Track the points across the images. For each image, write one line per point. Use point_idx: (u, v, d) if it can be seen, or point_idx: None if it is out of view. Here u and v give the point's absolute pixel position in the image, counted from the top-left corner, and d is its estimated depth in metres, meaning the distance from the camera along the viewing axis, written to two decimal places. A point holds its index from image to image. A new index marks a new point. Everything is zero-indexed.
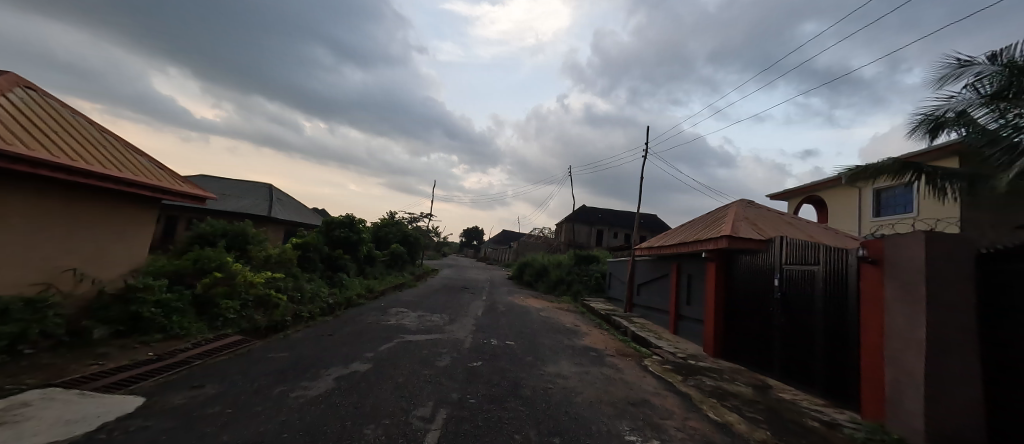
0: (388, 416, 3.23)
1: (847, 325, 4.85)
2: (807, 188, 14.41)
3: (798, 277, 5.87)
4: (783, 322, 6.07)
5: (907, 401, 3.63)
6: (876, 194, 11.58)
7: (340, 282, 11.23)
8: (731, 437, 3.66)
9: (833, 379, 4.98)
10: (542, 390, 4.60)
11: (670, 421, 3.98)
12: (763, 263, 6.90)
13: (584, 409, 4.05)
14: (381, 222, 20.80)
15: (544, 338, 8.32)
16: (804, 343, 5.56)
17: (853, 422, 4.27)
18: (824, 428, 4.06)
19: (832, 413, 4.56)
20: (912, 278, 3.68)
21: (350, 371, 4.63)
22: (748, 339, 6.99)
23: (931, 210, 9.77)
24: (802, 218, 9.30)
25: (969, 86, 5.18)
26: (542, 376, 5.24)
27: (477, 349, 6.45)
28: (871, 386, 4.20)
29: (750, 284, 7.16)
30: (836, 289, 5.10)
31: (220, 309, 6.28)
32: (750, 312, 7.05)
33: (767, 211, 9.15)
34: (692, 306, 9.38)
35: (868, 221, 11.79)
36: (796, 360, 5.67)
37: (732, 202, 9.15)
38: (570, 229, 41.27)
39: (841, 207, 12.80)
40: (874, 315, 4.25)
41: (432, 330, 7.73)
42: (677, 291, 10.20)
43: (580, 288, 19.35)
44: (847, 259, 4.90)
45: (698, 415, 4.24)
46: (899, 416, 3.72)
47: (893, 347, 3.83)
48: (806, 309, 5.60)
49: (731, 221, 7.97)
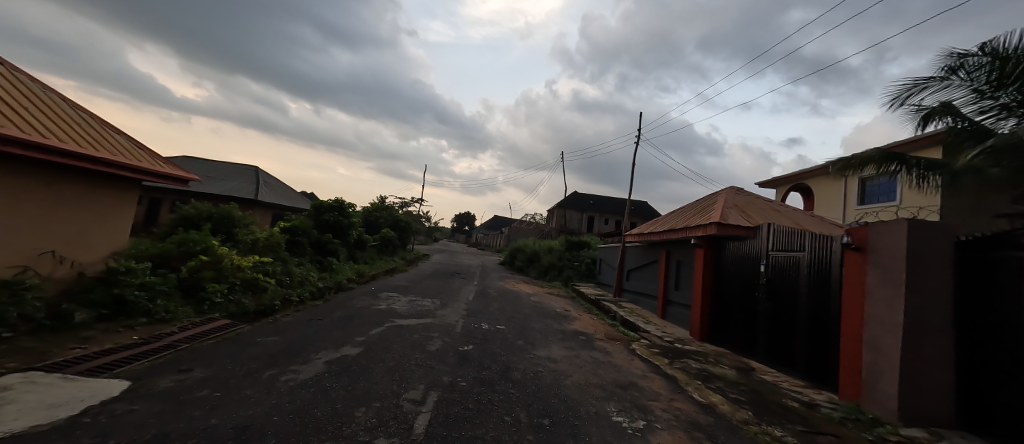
0: (380, 399, 3.25)
1: (829, 311, 4.99)
2: (795, 177, 14.61)
3: (783, 264, 5.99)
4: (768, 306, 6.22)
5: (883, 382, 3.77)
6: (862, 183, 11.80)
7: (330, 267, 11.14)
8: (714, 417, 3.78)
9: (814, 361, 5.15)
10: (533, 373, 4.67)
11: (658, 402, 4.08)
12: (750, 249, 7.01)
13: (574, 391, 4.13)
14: (373, 205, 21.00)
15: (535, 322, 8.45)
16: (787, 328, 5.72)
17: (831, 402, 4.43)
18: (804, 408, 4.22)
19: (810, 393, 4.73)
20: (892, 264, 3.78)
21: (341, 354, 4.64)
22: (733, 325, 7.17)
23: (913, 198, 10.04)
24: (789, 206, 9.44)
25: (954, 74, 5.25)
26: (533, 360, 5.32)
27: (469, 333, 6.48)
28: (849, 368, 4.36)
29: (738, 271, 7.29)
30: (820, 275, 5.23)
31: (207, 293, 6.18)
32: (736, 297, 7.21)
33: (756, 198, 9.26)
34: (680, 292, 9.55)
35: (852, 209, 12.05)
36: (781, 343, 5.83)
37: (721, 190, 9.30)
38: (561, 217, 41.36)
39: (827, 196, 13.06)
40: (855, 300, 4.38)
41: (424, 314, 7.75)
42: (666, 277, 10.37)
43: (571, 274, 19.55)
44: (832, 248, 5.01)
45: (683, 397, 4.36)
46: (874, 397, 3.88)
47: (873, 331, 3.95)
48: (791, 294, 5.76)
49: (721, 208, 8.08)
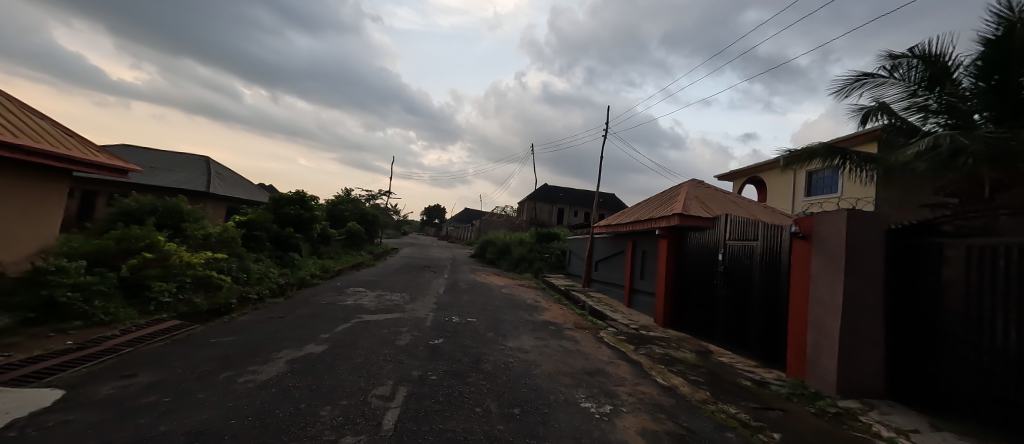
0: (346, 397, 3.17)
1: (779, 295, 5.34)
2: (750, 170, 15.44)
3: (739, 252, 6.33)
4: (725, 292, 6.56)
5: (825, 359, 4.09)
6: (808, 176, 12.64)
7: (291, 262, 10.68)
8: (675, 399, 3.97)
9: (765, 343, 5.51)
10: (504, 364, 4.71)
11: (623, 387, 4.23)
12: (709, 239, 7.36)
13: (544, 380, 4.20)
14: (338, 198, 20.28)
15: (506, 314, 8.50)
16: (742, 312, 6.07)
17: (779, 379, 4.77)
18: (756, 386, 4.51)
19: (762, 372, 5.07)
20: (834, 251, 4.09)
21: (304, 352, 4.48)
22: (694, 311, 7.53)
23: (853, 190, 10.87)
24: (745, 198, 9.96)
25: (893, 75, 5.68)
26: (504, 351, 5.36)
27: (439, 327, 6.43)
28: (795, 347, 4.69)
29: (698, 259, 7.63)
30: (771, 262, 5.57)
31: (152, 293, 5.76)
32: (696, 285, 7.56)
33: (715, 191, 9.70)
34: (645, 281, 9.90)
35: (800, 200, 12.90)
36: (736, 326, 6.19)
37: (684, 182, 9.67)
38: (531, 209, 41.65)
39: (779, 188, 13.91)
40: (801, 284, 4.70)
41: (392, 309, 7.61)
42: (632, 267, 10.71)
43: (541, 266, 19.76)
44: (782, 237, 5.34)
45: (647, 381, 4.54)
46: (817, 373, 4.21)
47: (817, 313, 4.27)
48: (745, 281, 6.11)
49: (683, 200, 8.41)
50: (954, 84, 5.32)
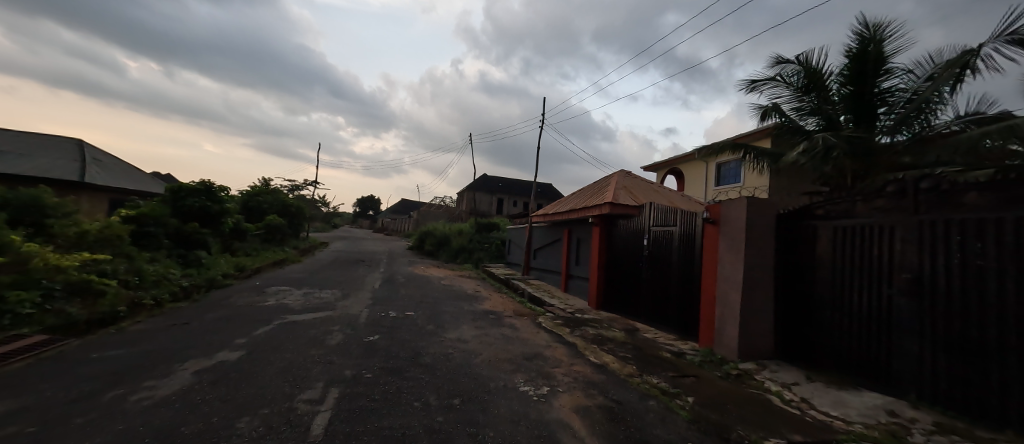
0: (268, 405, 2.92)
1: (694, 275, 5.92)
2: (670, 162, 16.82)
3: (661, 237, 6.89)
4: (649, 275, 7.12)
5: (729, 329, 4.64)
6: (718, 167, 14.10)
7: (197, 261, 9.49)
8: (606, 375, 4.25)
9: (683, 318, 6.09)
10: (443, 356, 4.66)
11: (560, 368, 4.43)
12: (636, 226, 7.90)
13: (484, 368, 4.24)
14: (254, 189, 18.35)
15: (445, 305, 8.40)
16: (663, 291, 6.64)
17: (693, 349, 5.32)
18: (675, 357, 4.99)
19: (680, 344, 5.61)
20: (737, 234, 4.64)
21: (217, 361, 4.03)
22: (622, 292, 8.07)
23: (753, 180, 12.35)
24: (667, 187, 10.83)
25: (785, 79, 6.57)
26: (443, 342, 5.30)
27: (374, 323, 6.17)
28: (706, 320, 5.25)
29: (626, 245, 8.17)
30: (687, 245, 6.14)
31: (7, 304, 4.75)
32: (625, 268, 8.09)
33: (641, 181, 10.40)
34: (580, 266, 10.38)
35: (711, 189, 14.35)
36: (658, 304, 6.76)
37: (614, 173, 10.24)
38: (470, 199, 41.37)
39: (694, 179, 15.33)
40: (711, 264, 5.26)
41: (322, 307, 7.13)
42: (568, 253, 11.16)
43: (481, 256, 19.81)
44: (696, 222, 5.91)
45: (581, 360, 4.80)
46: (723, 342, 4.76)
47: (723, 289, 4.81)
48: (666, 263, 6.67)
49: (613, 189, 8.91)
50: (828, 92, 6.30)
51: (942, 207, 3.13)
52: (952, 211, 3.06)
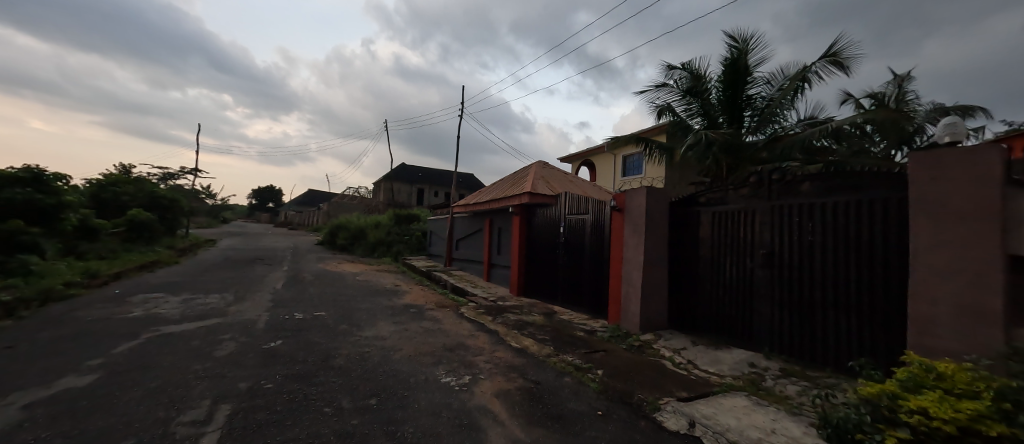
0: (135, 434, 2.47)
1: (604, 259, 6.43)
2: (583, 154, 17.88)
3: (575, 225, 7.31)
4: (565, 260, 7.53)
5: (632, 305, 5.15)
6: (624, 159, 15.38)
7: (26, 269, 7.55)
8: (526, 358, 4.41)
9: (594, 298, 6.59)
10: (358, 355, 4.40)
11: (481, 356, 4.48)
12: (552, 214, 8.26)
13: (403, 364, 4.11)
14: (110, 178, 15.11)
15: (360, 302, 7.92)
16: (578, 275, 7.11)
17: (603, 326, 5.79)
18: (587, 335, 5.38)
19: (592, 323, 6.06)
20: (638, 220, 5.15)
21: (59, 389, 3.27)
22: (541, 278, 8.43)
23: (652, 171, 13.72)
24: (580, 177, 11.50)
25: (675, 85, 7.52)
26: (358, 342, 5.00)
27: (276, 327, 5.56)
28: (614, 299, 5.74)
29: (544, 232, 8.51)
30: (598, 231, 6.63)
31: None
32: (543, 255, 8.45)
33: (557, 172, 10.87)
34: (501, 255, 10.58)
35: (618, 179, 15.62)
36: (573, 287, 7.20)
37: (532, 163, 10.55)
38: (387, 190, 39.34)
39: (604, 170, 16.52)
40: (618, 248, 5.75)
41: (209, 315, 6.21)
42: (489, 243, 11.27)
43: (401, 249, 19.03)
44: (606, 210, 6.39)
45: (502, 346, 4.92)
46: (627, 317, 5.26)
47: (627, 269, 5.30)
48: (580, 249, 7.12)
49: (531, 179, 9.19)
50: (709, 96, 7.25)
51: (786, 194, 3.88)
52: (793, 198, 3.82)
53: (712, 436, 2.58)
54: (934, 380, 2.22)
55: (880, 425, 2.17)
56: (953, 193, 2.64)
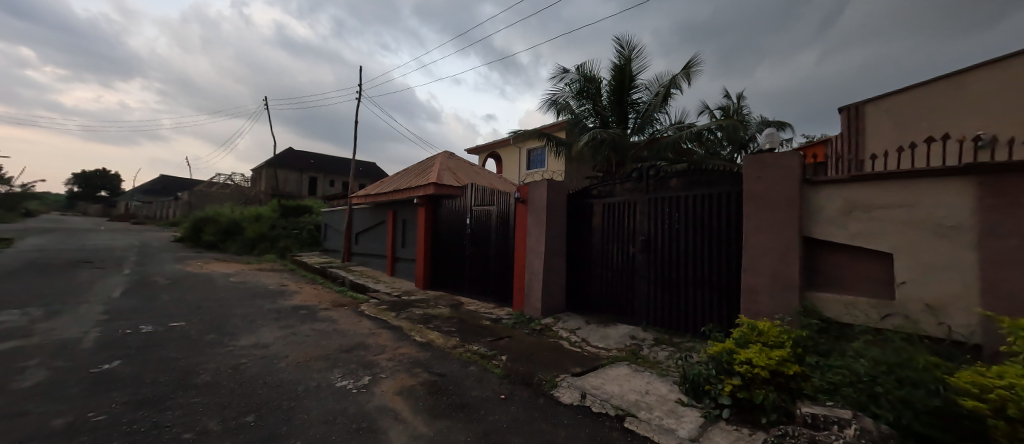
0: None
1: (509, 248, 6.65)
2: (489, 146, 18.08)
3: (481, 216, 7.39)
4: (472, 251, 7.58)
5: (535, 292, 5.44)
6: (528, 153, 15.98)
7: None
8: (431, 351, 4.35)
9: (500, 287, 6.78)
10: (233, 368, 3.84)
11: (383, 354, 4.28)
12: (458, 206, 8.21)
13: (291, 372, 3.71)
14: None
15: (236, 307, 6.88)
16: (484, 265, 7.22)
17: (508, 314, 6.01)
18: (493, 323, 5.52)
19: (498, 311, 6.24)
20: (539, 211, 5.43)
21: None
22: (448, 270, 8.36)
23: (553, 165, 14.53)
24: (486, 169, 11.62)
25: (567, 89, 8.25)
26: (233, 352, 4.36)
27: (116, 345, 4.52)
28: (518, 287, 5.98)
29: (450, 224, 8.42)
30: (503, 222, 6.81)
31: None
32: (449, 247, 8.37)
33: (464, 163, 10.80)
34: (406, 248, 10.19)
35: (523, 172, 16.18)
36: (480, 277, 7.31)
37: (438, 154, 10.32)
38: (271, 178, 34.64)
39: (509, 162, 16.95)
40: (521, 238, 5.99)
41: (8, 337, 4.77)
42: (393, 236, 10.75)
43: (289, 244, 17.00)
44: (510, 202, 6.59)
45: (406, 342, 4.76)
46: (530, 303, 5.54)
47: (530, 258, 5.56)
48: (486, 240, 7.22)
49: (436, 170, 8.99)
50: (598, 99, 7.99)
51: (659, 188, 4.48)
52: (666, 191, 4.42)
53: (600, 404, 2.89)
54: (758, 337, 2.81)
55: (720, 376, 2.74)
56: (771, 189, 3.35)
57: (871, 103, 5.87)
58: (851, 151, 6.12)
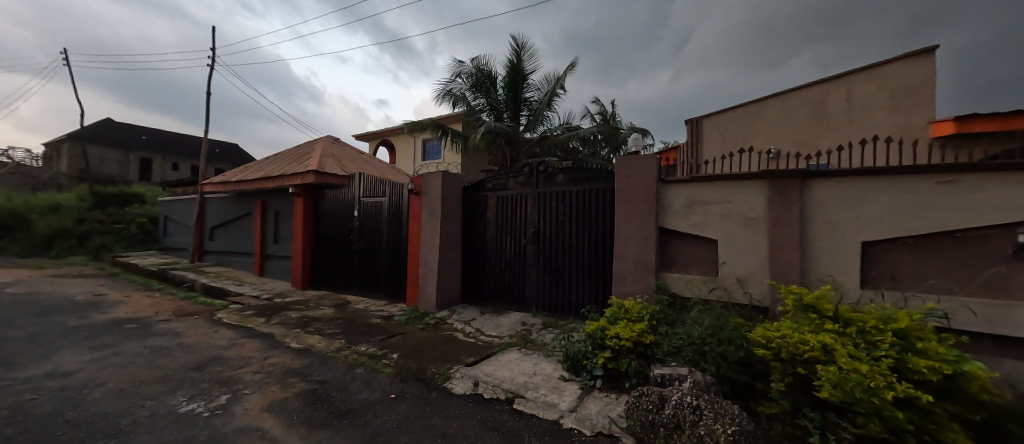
0: None
1: (401, 242, 6.39)
2: (381, 133, 16.98)
3: (371, 208, 6.93)
4: (360, 246, 7.07)
5: (429, 285, 5.35)
6: (423, 143, 15.48)
7: None
8: (309, 358, 3.95)
9: (392, 283, 6.49)
10: (15, 408, 2.90)
11: (247, 367, 3.73)
12: (343, 197, 7.55)
13: (112, 403, 2.97)
14: None
15: (22, 326, 5.21)
16: (374, 260, 6.81)
17: (401, 310, 5.79)
18: (383, 321, 5.27)
19: (389, 308, 5.96)
20: (434, 203, 5.34)
21: None
22: (332, 267, 7.65)
23: (449, 157, 14.37)
24: (376, 158, 10.89)
25: (462, 82, 8.29)
26: (16, 388, 3.29)
27: None
28: (411, 282, 5.80)
29: (334, 216, 7.70)
30: (395, 214, 6.50)
31: None
32: (334, 241, 7.66)
33: (350, 150, 9.95)
34: (280, 244, 8.99)
35: (418, 163, 15.63)
36: (369, 273, 6.87)
37: (318, 138, 9.29)
38: (81, 157, 26.82)
39: (403, 152, 16.18)
40: (415, 231, 5.81)
41: None
42: (262, 230, 9.36)
43: (110, 242, 13.44)
44: (403, 194, 6.32)
45: (278, 350, 4.23)
46: (424, 298, 5.43)
47: (425, 251, 5.44)
48: (376, 233, 6.81)
49: (317, 156, 8.09)
50: (493, 93, 8.17)
51: (547, 183, 4.81)
52: (553, 186, 4.76)
53: (491, 390, 3.01)
54: (624, 313, 3.26)
55: (594, 350, 3.12)
56: (638, 186, 3.88)
57: (706, 119, 7.22)
58: (692, 157, 7.41)
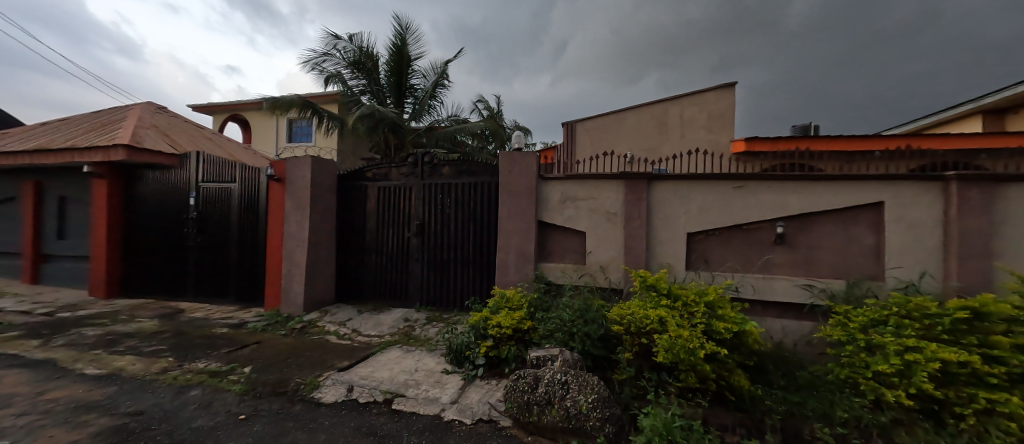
0: None
1: (258, 236, 5.50)
2: (231, 106, 14.24)
3: (215, 196, 5.77)
4: (199, 241, 5.84)
5: (295, 286, 4.74)
6: (288, 123, 13.53)
7: None
8: (116, 385, 3.11)
9: (245, 284, 5.55)
10: None
11: (6, 409, 2.74)
12: (174, 181, 6.11)
13: None
14: None
15: None
16: (221, 259, 5.71)
17: (256, 315, 5.00)
18: (231, 330, 4.47)
19: (240, 315, 5.09)
20: (301, 192, 4.73)
21: None
22: (158, 269, 6.16)
23: (322, 142, 12.88)
24: (222, 135, 9.08)
25: (337, 58, 7.48)
26: None
27: None
28: (271, 282, 5.05)
29: (160, 205, 6.18)
30: (250, 204, 5.55)
31: None
32: (159, 236, 6.16)
33: (184, 123, 8.08)
34: (70, 241, 6.83)
35: (282, 146, 13.62)
36: (213, 275, 5.75)
37: (134, 104, 7.30)
38: None
39: (261, 131, 13.88)
40: (276, 223, 5.05)
41: None
42: (39, 222, 6.96)
43: None
44: (261, 180, 5.44)
45: (64, 381, 3.22)
46: (288, 300, 4.79)
47: (289, 247, 4.79)
48: (222, 226, 5.71)
49: (133, 127, 6.35)
50: (374, 75, 7.59)
51: (432, 174, 4.70)
52: (437, 177, 4.68)
53: (367, 393, 2.83)
54: (506, 303, 3.42)
55: (477, 340, 3.20)
56: (519, 181, 4.08)
57: (577, 122, 7.95)
58: (566, 156, 8.07)
